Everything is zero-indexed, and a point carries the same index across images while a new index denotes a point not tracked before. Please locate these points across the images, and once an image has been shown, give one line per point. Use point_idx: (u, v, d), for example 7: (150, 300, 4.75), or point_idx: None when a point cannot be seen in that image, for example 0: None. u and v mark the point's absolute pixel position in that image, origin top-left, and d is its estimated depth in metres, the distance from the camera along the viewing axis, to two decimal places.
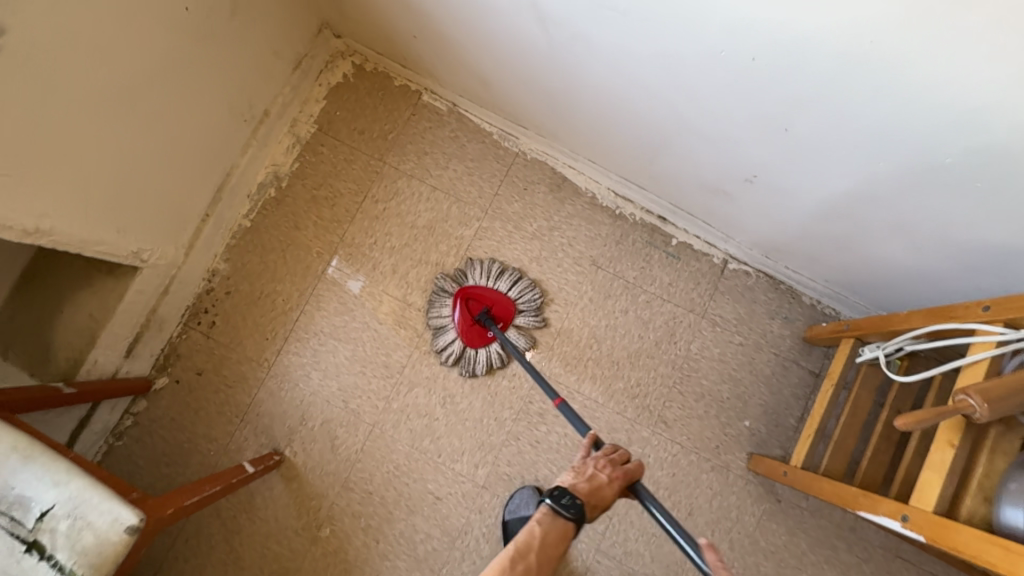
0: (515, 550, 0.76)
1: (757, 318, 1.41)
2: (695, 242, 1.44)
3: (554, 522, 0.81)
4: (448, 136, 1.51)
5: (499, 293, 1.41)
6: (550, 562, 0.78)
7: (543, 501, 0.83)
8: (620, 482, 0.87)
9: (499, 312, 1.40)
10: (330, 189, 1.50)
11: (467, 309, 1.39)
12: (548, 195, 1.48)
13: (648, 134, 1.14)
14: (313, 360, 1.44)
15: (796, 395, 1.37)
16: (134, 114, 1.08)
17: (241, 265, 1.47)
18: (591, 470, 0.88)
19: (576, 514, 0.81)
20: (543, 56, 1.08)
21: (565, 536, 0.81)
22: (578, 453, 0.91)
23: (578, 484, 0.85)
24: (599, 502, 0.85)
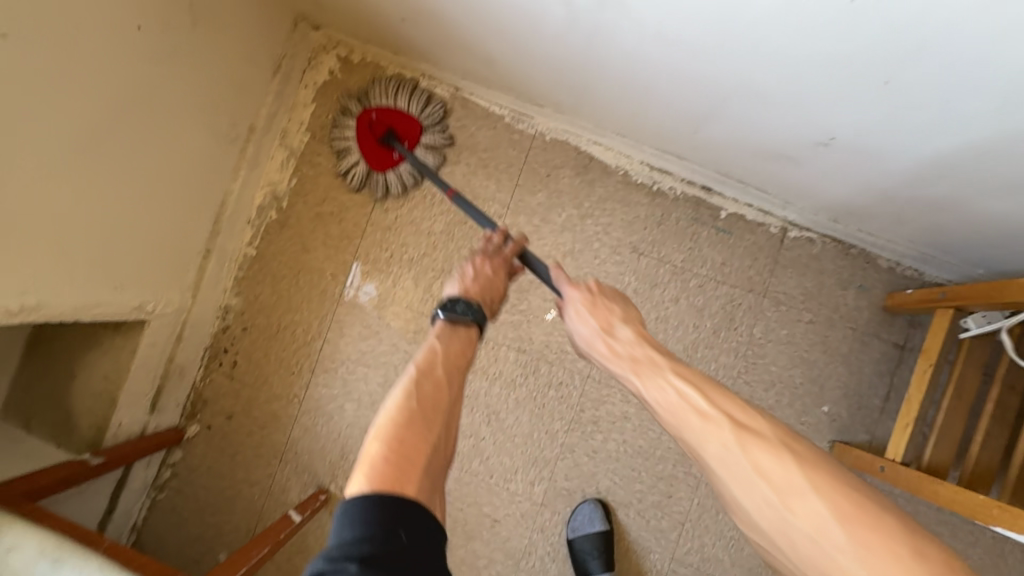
0: (417, 369, 0.78)
1: (827, 291, 1.25)
2: (748, 212, 1.27)
3: (455, 334, 0.85)
4: (455, 127, 1.34)
5: (406, 112, 1.30)
6: (458, 371, 0.81)
7: (437, 314, 0.88)
8: (501, 271, 0.98)
9: (403, 130, 1.31)
10: (335, 203, 1.37)
11: (366, 120, 1.30)
12: (574, 180, 1.31)
13: (690, 100, 0.96)
14: (344, 390, 1.34)
15: (880, 372, 1.22)
16: (105, 162, 0.95)
17: (254, 297, 1.37)
18: (479, 270, 0.96)
19: (472, 314, 0.87)
20: (556, 25, 0.90)
21: (469, 343, 0.86)
22: (478, 261, 0.98)
23: (469, 290, 0.92)
24: (491, 294, 0.95)
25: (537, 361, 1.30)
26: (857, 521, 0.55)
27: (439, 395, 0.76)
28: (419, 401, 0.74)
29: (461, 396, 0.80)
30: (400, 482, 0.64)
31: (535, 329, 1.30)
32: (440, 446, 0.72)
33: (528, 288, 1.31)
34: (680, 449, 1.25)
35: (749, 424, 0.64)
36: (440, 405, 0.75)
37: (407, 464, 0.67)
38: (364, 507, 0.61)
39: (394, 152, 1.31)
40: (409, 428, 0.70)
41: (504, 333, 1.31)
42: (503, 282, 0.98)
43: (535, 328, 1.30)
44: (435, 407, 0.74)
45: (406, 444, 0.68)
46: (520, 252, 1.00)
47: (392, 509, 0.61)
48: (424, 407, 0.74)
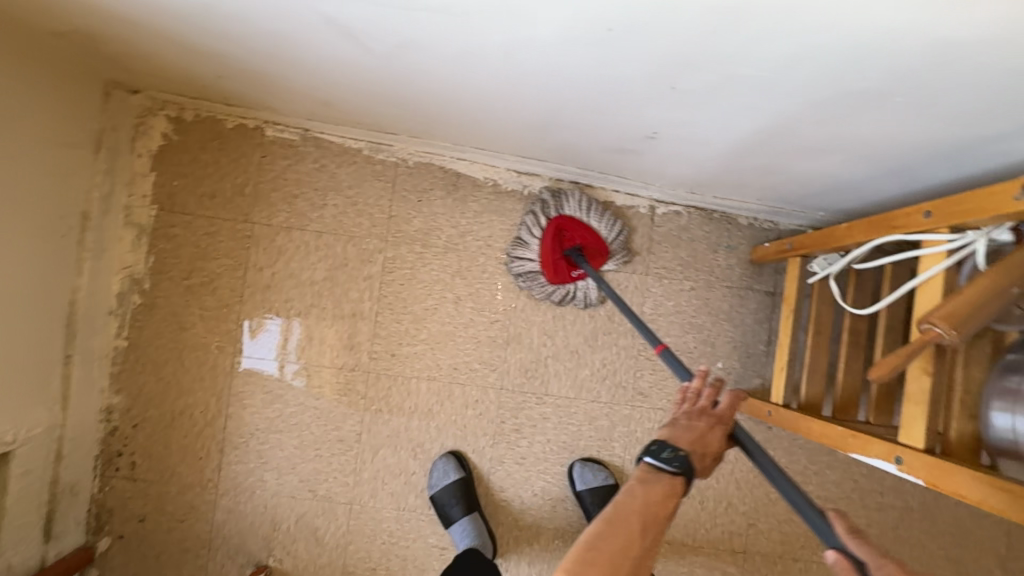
0: (615, 513, 0.72)
1: (701, 258, 1.33)
2: (616, 198, 1.33)
3: (656, 479, 0.76)
4: (313, 168, 1.29)
5: (591, 227, 1.28)
6: (651, 523, 0.72)
7: (642, 459, 0.79)
8: (719, 426, 0.82)
9: (593, 251, 1.28)
10: (203, 273, 1.28)
11: (559, 241, 1.27)
12: (447, 200, 1.31)
13: (525, 114, 0.96)
14: (260, 462, 1.29)
15: (759, 320, 1.33)
16: None
17: (138, 390, 1.28)
18: (688, 419, 0.83)
19: (677, 465, 0.76)
20: (373, 68, 0.87)
21: (675, 492, 0.76)
22: (690, 412, 0.84)
23: (674, 434, 0.80)
24: (704, 452, 0.81)
25: (450, 385, 1.30)
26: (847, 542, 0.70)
27: (625, 553, 0.68)
28: (601, 558, 0.67)
29: (655, 548, 0.71)
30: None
31: (441, 355, 1.30)
32: None
33: (424, 317, 1.30)
34: (602, 434, 1.31)
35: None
36: None
37: None
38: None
39: (574, 267, 1.28)
40: (630, 575, 0.67)
41: (411, 366, 1.30)
42: (718, 438, 0.82)
43: (440, 354, 1.30)
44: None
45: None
46: (727, 430, 0.83)
47: None
48: (615, 558, 0.68)
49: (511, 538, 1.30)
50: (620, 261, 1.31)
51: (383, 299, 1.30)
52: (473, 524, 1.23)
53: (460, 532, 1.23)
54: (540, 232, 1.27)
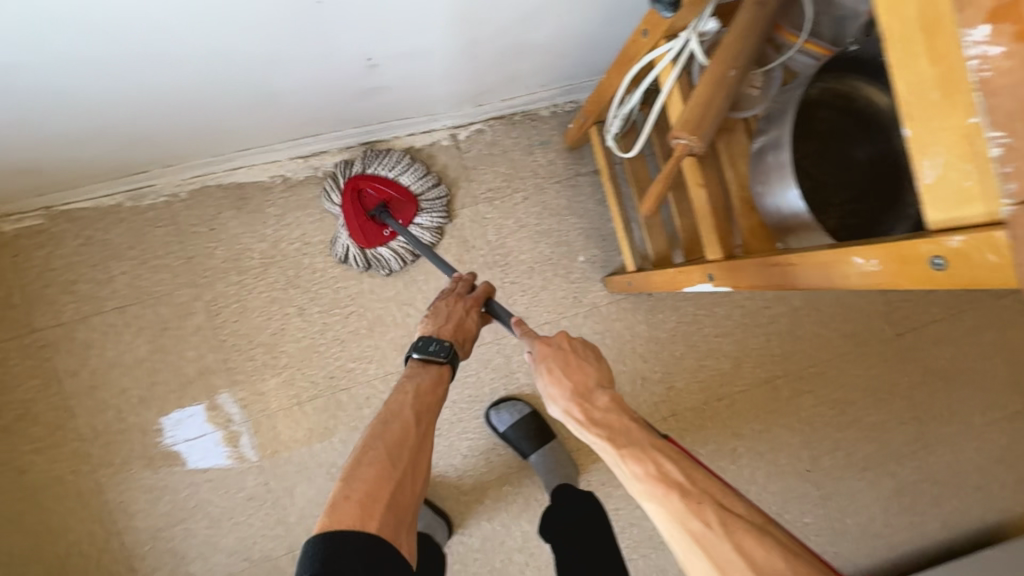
0: (388, 413, 0.80)
1: (520, 165, 1.29)
2: (414, 142, 1.25)
3: (422, 373, 0.86)
4: (78, 245, 1.14)
5: (401, 184, 1.18)
6: (425, 411, 0.82)
7: (411, 356, 0.88)
8: (474, 309, 0.91)
9: (399, 210, 1.18)
10: (13, 405, 1.13)
11: (361, 200, 1.16)
12: (241, 216, 1.19)
13: (234, 90, 0.86)
14: (179, 558, 1.19)
15: (600, 200, 1.32)
16: None
17: (7, 554, 1.14)
18: (458, 310, 0.90)
19: (444, 353, 0.86)
20: (23, 102, 0.75)
21: (441, 381, 0.87)
22: (448, 302, 0.92)
23: (441, 327, 0.89)
24: (463, 335, 0.90)
25: (335, 395, 1.23)
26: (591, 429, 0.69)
27: (400, 440, 0.78)
28: (382, 449, 0.76)
29: (429, 435, 0.81)
30: (359, 520, 0.68)
31: (311, 371, 1.22)
32: (402, 480, 0.74)
33: (276, 342, 1.21)
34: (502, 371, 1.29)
35: (628, 435, 0.67)
36: (403, 441, 0.78)
37: (367, 501, 0.70)
38: (327, 538, 0.66)
39: (385, 227, 1.17)
40: (413, 459, 0.77)
41: (286, 395, 1.22)
42: (476, 321, 0.92)
43: (310, 370, 1.22)
44: (388, 455, 0.76)
45: (372, 482, 0.72)
46: (485, 306, 0.93)
47: (349, 542, 0.65)
48: (390, 449, 0.76)
49: (461, 507, 1.28)
50: (436, 219, 1.22)
51: (224, 343, 1.19)
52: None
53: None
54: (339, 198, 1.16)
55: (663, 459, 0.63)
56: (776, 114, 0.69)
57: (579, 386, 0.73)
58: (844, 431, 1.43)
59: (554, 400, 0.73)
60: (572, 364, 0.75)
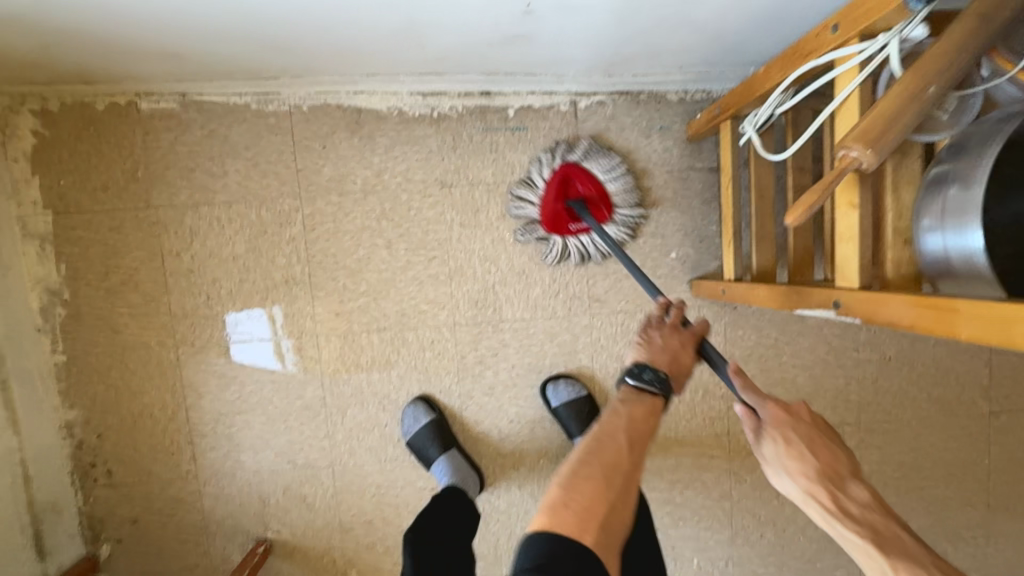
0: (601, 428, 0.77)
1: (634, 146, 1.24)
2: (533, 100, 1.23)
3: (639, 399, 0.82)
4: (202, 136, 1.19)
5: (597, 180, 1.21)
6: (641, 440, 0.77)
7: (625, 381, 0.85)
8: (691, 344, 0.90)
9: (593, 205, 1.21)
10: (119, 270, 1.22)
11: (563, 185, 1.20)
12: (353, 139, 1.21)
13: (385, 18, 0.86)
14: (233, 444, 1.28)
15: (707, 200, 1.26)
16: None
17: (91, 401, 1.25)
18: (663, 343, 0.90)
19: (661, 385, 0.83)
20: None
21: (655, 411, 0.82)
22: (659, 335, 0.91)
23: (656, 359, 0.87)
24: (679, 370, 0.88)
25: (402, 332, 1.26)
26: (877, 548, 0.62)
27: (615, 459, 0.73)
28: (599, 462, 0.72)
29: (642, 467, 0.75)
30: (579, 531, 0.65)
31: (386, 304, 1.25)
32: (618, 504, 0.70)
33: (359, 268, 1.24)
34: (566, 349, 1.28)
35: (894, 540, 0.63)
36: (619, 462, 0.73)
37: (587, 511, 0.67)
38: (537, 540, 0.65)
39: (574, 222, 1.22)
40: (631, 481, 0.73)
41: (357, 321, 1.26)
42: (693, 356, 0.90)
43: (384, 303, 1.25)
44: (604, 467, 0.72)
45: (594, 495, 0.68)
46: (698, 346, 0.91)
47: (568, 551, 0.63)
48: (603, 465, 0.72)
49: (496, 468, 1.30)
50: (624, 228, 1.23)
51: (312, 259, 1.24)
52: (449, 463, 1.21)
53: (438, 472, 1.20)
54: (546, 181, 1.20)
55: (917, 551, 0.61)
56: (971, 143, 0.61)
57: (828, 470, 0.69)
58: (903, 496, 1.35)
59: (793, 476, 0.69)
60: (816, 441, 0.70)
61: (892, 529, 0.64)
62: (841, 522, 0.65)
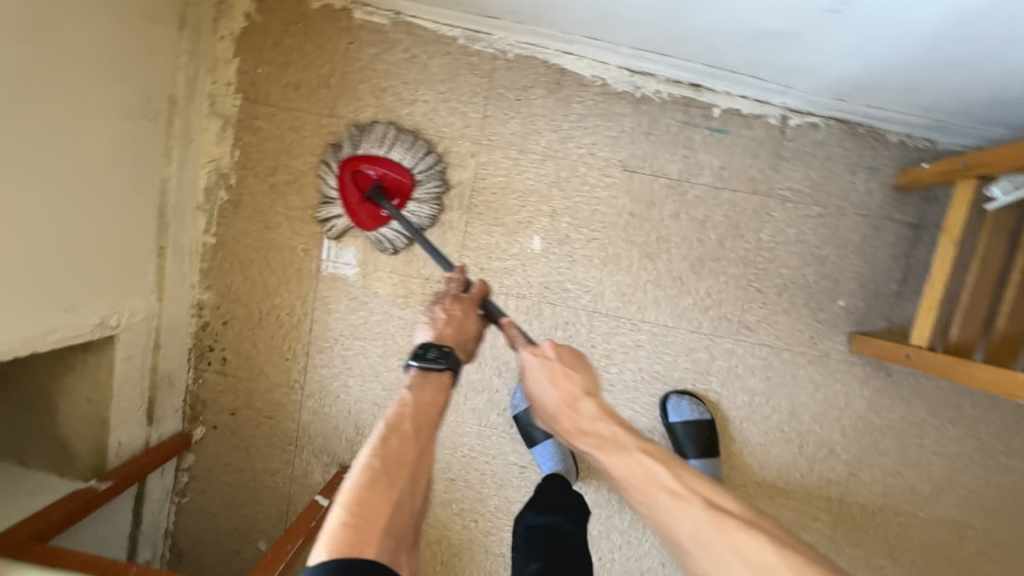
0: (386, 425, 0.72)
1: (835, 179, 1.16)
2: (743, 105, 1.16)
3: (426, 382, 0.79)
4: (403, 59, 1.17)
5: (392, 161, 1.16)
6: (428, 421, 0.75)
7: (409, 363, 0.80)
8: (474, 311, 0.88)
9: (392, 186, 1.16)
10: (288, 170, 1.23)
11: (357, 181, 1.17)
12: (548, 99, 1.17)
13: None
14: (345, 367, 1.29)
15: (895, 256, 1.17)
16: (40, 185, 0.85)
17: (227, 288, 1.28)
18: (456, 313, 0.87)
19: (446, 360, 0.80)
20: None
21: (444, 390, 0.80)
22: (447, 304, 0.88)
23: (442, 334, 0.84)
24: (465, 338, 0.86)
25: (539, 304, 1.23)
26: (631, 452, 0.71)
27: (402, 455, 0.70)
28: (381, 459, 0.69)
29: (429, 448, 0.74)
30: (358, 547, 0.61)
31: (532, 272, 1.22)
32: (406, 500, 0.68)
33: (516, 230, 1.21)
34: (698, 367, 1.22)
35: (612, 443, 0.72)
36: (405, 459, 0.70)
37: (366, 525, 0.63)
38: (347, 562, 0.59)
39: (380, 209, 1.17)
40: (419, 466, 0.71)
41: (499, 281, 1.23)
42: (477, 320, 0.89)
43: (531, 271, 1.22)
44: (396, 466, 0.69)
45: (372, 508, 0.64)
46: (483, 305, 0.90)
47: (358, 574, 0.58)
48: (386, 464, 0.68)
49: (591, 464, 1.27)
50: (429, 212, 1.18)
51: (474, 208, 1.21)
52: (555, 448, 1.22)
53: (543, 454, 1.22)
54: (336, 178, 1.17)
55: (650, 449, 0.71)
56: None
57: (567, 397, 0.75)
58: None
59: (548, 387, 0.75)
60: (561, 374, 0.75)
61: (652, 446, 0.72)
62: (576, 438, 0.75)
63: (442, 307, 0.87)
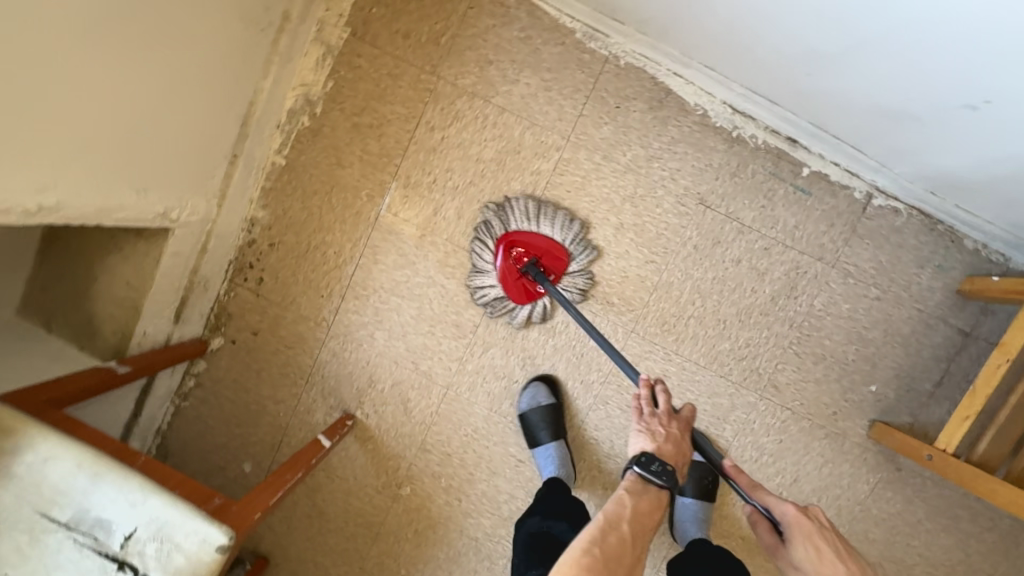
0: (603, 518, 0.80)
1: (901, 268, 1.16)
2: (833, 172, 1.16)
3: (643, 492, 0.87)
4: (518, 37, 1.17)
5: (541, 236, 1.20)
6: (642, 530, 0.82)
7: (630, 469, 0.89)
8: (684, 432, 0.96)
9: (549, 262, 1.20)
10: (375, 115, 1.22)
11: (512, 261, 1.19)
12: (646, 115, 1.17)
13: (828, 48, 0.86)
14: (376, 319, 1.29)
15: (937, 357, 1.17)
16: (149, 64, 0.85)
17: (283, 211, 1.28)
18: (659, 428, 0.95)
19: (666, 478, 0.87)
20: None
21: (659, 503, 0.87)
22: (657, 424, 0.96)
23: (663, 448, 0.92)
24: (678, 456, 0.94)
25: (581, 310, 1.23)
26: None
27: (620, 551, 0.77)
28: (602, 551, 0.75)
29: (638, 556, 0.79)
30: None
31: (583, 278, 1.22)
32: None
33: (580, 233, 1.21)
34: (716, 412, 1.23)
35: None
36: (619, 557, 0.76)
37: None
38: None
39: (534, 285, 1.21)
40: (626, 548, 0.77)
41: (549, 277, 1.23)
42: (688, 444, 0.96)
43: (583, 276, 1.22)
44: (603, 563, 0.73)
45: None
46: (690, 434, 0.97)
47: None
48: (608, 555, 0.75)
49: (587, 476, 1.28)
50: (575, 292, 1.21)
51: (544, 201, 1.21)
52: (557, 452, 1.22)
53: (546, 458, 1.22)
54: (490, 256, 1.20)
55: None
56: None
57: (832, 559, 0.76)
58: None
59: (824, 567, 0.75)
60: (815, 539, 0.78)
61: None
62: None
63: (657, 421, 0.95)
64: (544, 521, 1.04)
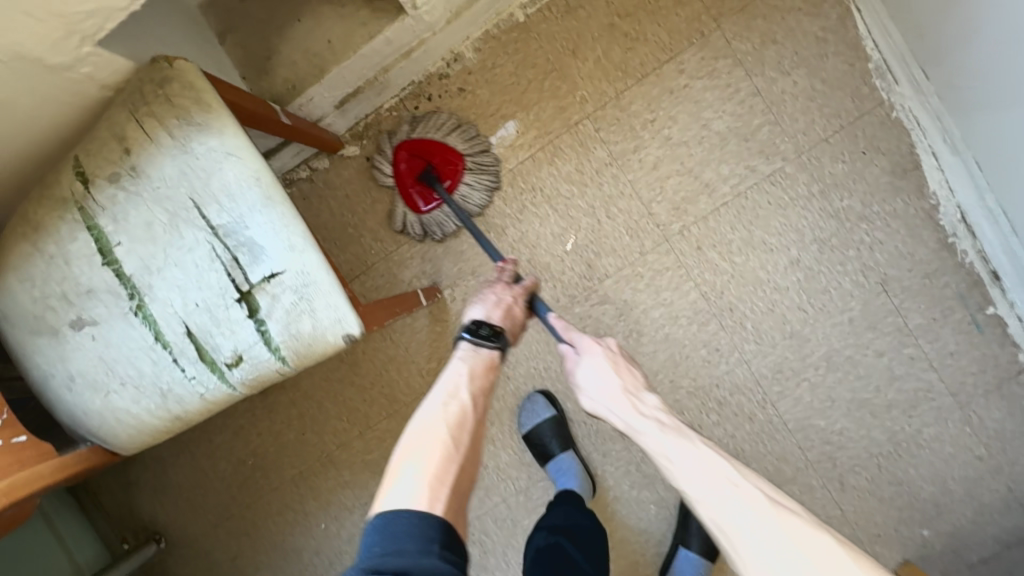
0: (445, 385, 0.79)
1: (1017, 443, 1.15)
2: (1013, 325, 1.13)
3: (474, 353, 0.84)
4: (814, 35, 1.11)
5: (445, 146, 1.17)
6: (483, 392, 0.81)
7: (461, 336, 0.86)
8: (523, 297, 0.93)
9: (444, 169, 1.18)
10: (636, 26, 1.15)
11: (409, 165, 1.18)
12: (884, 176, 1.12)
13: None
14: (517, 217, 1.21)
15: (1000, 539, 1.16)
16: None
17: (492, 64, 1.19)
18: (507, 299, 0.92)
19: (498, 341, 0.85)
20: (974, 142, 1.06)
21: (494, 365, 0.85)
22: (499, 291, 0.93)
23: (494, 316, 0.89)
24: (515, 324, 0.90)
25: (710, 316, 1.19)
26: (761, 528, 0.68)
27: (465, 422, 0.77)
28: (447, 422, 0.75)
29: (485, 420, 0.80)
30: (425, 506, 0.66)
31: (732, 288, 1.18)
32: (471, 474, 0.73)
33: (754, 246, 1.16)
34: (774, 476, 1.20)
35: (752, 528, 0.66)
36: (464, 424, 0.76)
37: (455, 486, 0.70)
38: (426, 523, 0.64)
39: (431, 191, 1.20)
40: (471, 451, 0.75)
41: (700, 270, 1.18)
42: (523, 310, 0.94)
43: (732, 286, 1.18)
44: (459, 429, 0.75)
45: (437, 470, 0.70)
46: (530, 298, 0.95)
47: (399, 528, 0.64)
48: (454, 430, 0.75)
49: (621, 466, 1.25)
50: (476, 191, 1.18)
51: (741, 198, 1.16)
52: (571, 462, 1.20)
53: (560, 465, 1.20)
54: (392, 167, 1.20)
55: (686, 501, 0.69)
56: None
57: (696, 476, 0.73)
58: None
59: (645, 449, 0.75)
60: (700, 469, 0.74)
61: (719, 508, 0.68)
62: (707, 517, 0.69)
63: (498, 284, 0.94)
64: (551, 536, 1.03)
